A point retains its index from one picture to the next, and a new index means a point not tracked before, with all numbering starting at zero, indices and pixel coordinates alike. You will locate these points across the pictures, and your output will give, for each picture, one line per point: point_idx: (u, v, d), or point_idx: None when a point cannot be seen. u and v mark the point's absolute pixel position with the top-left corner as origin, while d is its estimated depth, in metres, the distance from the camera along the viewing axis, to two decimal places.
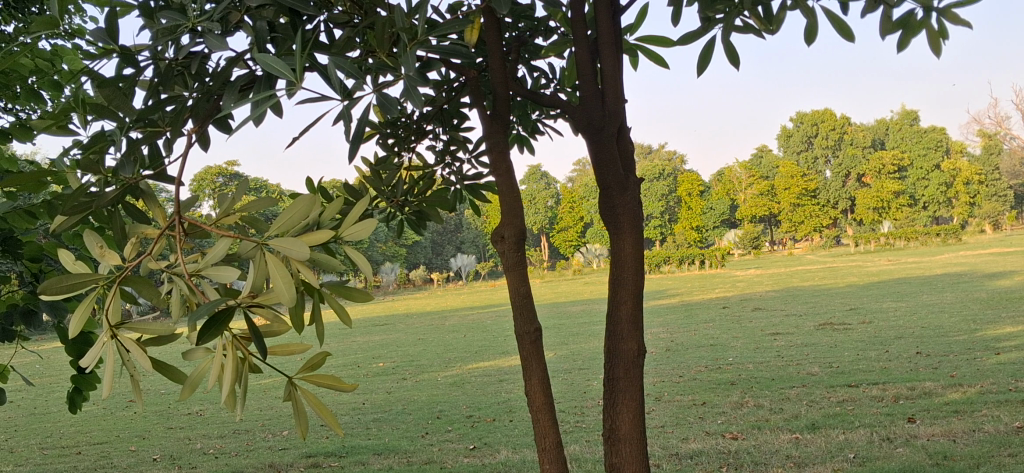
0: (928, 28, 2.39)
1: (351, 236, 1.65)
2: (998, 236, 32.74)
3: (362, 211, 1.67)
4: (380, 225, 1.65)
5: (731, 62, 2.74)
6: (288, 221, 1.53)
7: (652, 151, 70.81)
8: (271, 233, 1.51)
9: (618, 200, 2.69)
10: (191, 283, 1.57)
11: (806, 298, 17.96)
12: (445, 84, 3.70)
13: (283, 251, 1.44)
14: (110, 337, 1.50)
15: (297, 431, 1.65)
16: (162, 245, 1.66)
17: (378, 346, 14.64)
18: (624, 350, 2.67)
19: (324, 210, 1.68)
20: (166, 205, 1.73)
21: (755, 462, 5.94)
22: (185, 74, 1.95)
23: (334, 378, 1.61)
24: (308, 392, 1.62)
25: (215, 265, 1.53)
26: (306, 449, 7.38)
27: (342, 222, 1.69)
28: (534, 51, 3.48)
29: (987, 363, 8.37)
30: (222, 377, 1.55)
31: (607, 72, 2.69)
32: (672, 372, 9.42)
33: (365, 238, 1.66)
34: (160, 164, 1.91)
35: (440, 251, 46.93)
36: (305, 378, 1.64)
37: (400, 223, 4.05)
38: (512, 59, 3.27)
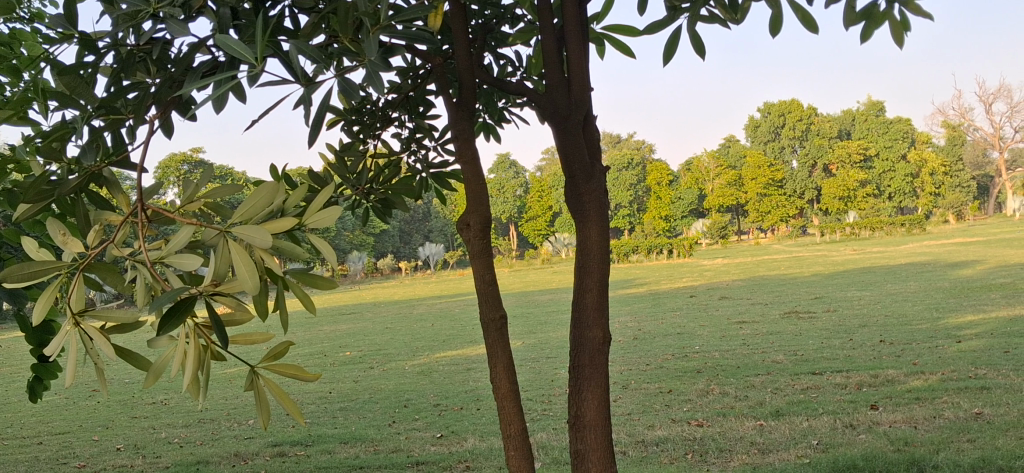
0: (891, 20, 2.55)
1: (315, 222, 1.68)
2: (961, 227, 33.35)
3: (327, 199, 1.70)
4: (343, 213, 1.68)
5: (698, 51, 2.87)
6: (251, 208, 1.54)
7: (621, 141, 71.07)
8: (235, 218, 1.51)
9: (584, 190, 2.71)
10: (156, 269, 1.58)
11: (773, 287, 18.12)
12: (411, 71, 3.68)
13: (246, 239, 1.44)
14: (74, 326, 1.49)
15: (265, 418, 1.71)
16: (128, 231, 1.68)
17: (346, 335, 14.56)
18: (590, 339, 2.69)
19: (288, 199, 1.70)
20: (130, 191, 1.75)
21: (719, 449, 6.01)
22: (147, 61, 1.96)
23: (295, 367, 1.66)
24: (275, 380, 1.66)
25: (176, 253, 1.53)
26: (272, 438, 7.33)
27: (306, 209, 1.72)
28: (501, 39, 3.46)
29: (948, 351, 8.51)
30: (187, 365, 1.59)
31: (571, 57, 2.71)
32: (638, 361, 9.47)
33: (330, 224, 1.67)
34: (123, 151, 1.91)
35: (408, 239, 46.79)
36: (270, 365, 1.68)
37: (366, 211, 4.03)
38: (478, 47, 3.25)
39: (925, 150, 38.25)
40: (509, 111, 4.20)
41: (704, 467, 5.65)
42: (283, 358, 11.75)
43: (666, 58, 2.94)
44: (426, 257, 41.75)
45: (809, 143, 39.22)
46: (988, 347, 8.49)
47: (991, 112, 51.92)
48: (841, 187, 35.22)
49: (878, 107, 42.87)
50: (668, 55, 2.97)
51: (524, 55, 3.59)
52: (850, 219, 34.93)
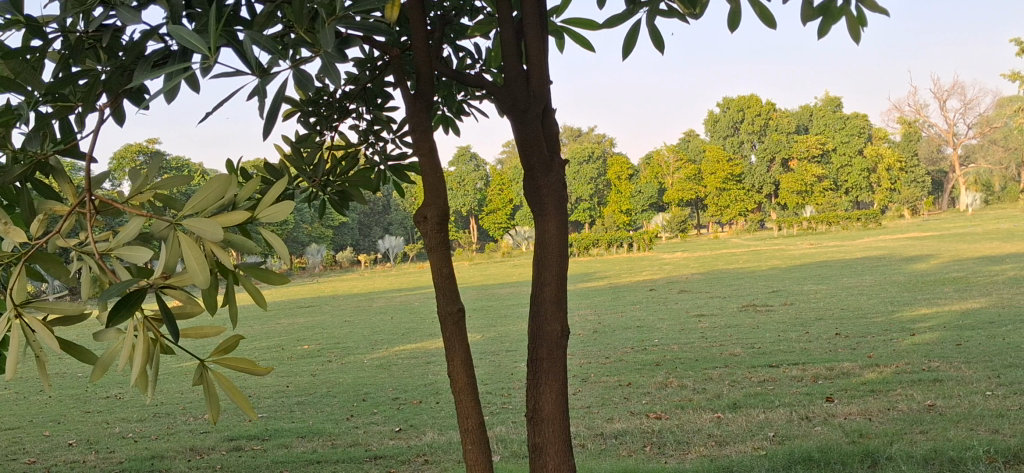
0: (847, 15, 2.65)
1: (269, 216, 1.76)
2: (916, 222, 33.97)
3: (280, 192, 1.78)
4: (295, 207, 1.77)
5: (657, 47, 2.91)
6: (205, 199, 1.62)
7: (581, 134, 71.30)
8: (187, 210, 1.59)
9: (543, 183, 2.97)
10: (107, 259, 1.58)
11: (731, 281, 18.29)
12: (369, 63, 3.67)
13: (196, 232, 1.50)
14: (15, 317, 1.49)
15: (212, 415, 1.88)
16: (74, 219, 1.69)
17: (304, 328, 14.44)
18: (548, 332, 2.97)
19: (241, 190, 1.78)
20: (78, 182, 1.78)
21: (678, 441, 6.06)
22: (97, 48, 2.06)
23: (247, 361, 1.84)
24: (225, 373, 1.85)
25: (126, 245, 1.56)
26: (228, 432, 7.23)
27: (260, 203, 1.80)
28: (460, 31, 3.48)
29: (902, 344, 8.64)
30: (134, 359, 1.63)
31: (530, 53, 2.94)
32: (598, 354, 9.49)
33: (281, 218, 1.77)
34: (70, 140, 1.99)
35: (368, 232, 46.54)
36: (221, 359, 1.87)
37: (322, 206, 4.01)
38: (437, 40, 3.28)
39: (880, 147, 38.89)
40: (469, 104, 4.19)
41: (662, 459, 5.68)
42: (240, 352, 11.63)
43: (625, 51, 2.96)
44: (385, 250, 41.53)
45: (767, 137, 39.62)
46: (941, 340, 8.63)
47: (945, 108, 52.83)
48: (799, 181, 35.63)
49: (835, 103, 43.45)
50: (628, 47, 3.02)
51: (483, 47, 3.62)
52: (807, 214, 35.37)
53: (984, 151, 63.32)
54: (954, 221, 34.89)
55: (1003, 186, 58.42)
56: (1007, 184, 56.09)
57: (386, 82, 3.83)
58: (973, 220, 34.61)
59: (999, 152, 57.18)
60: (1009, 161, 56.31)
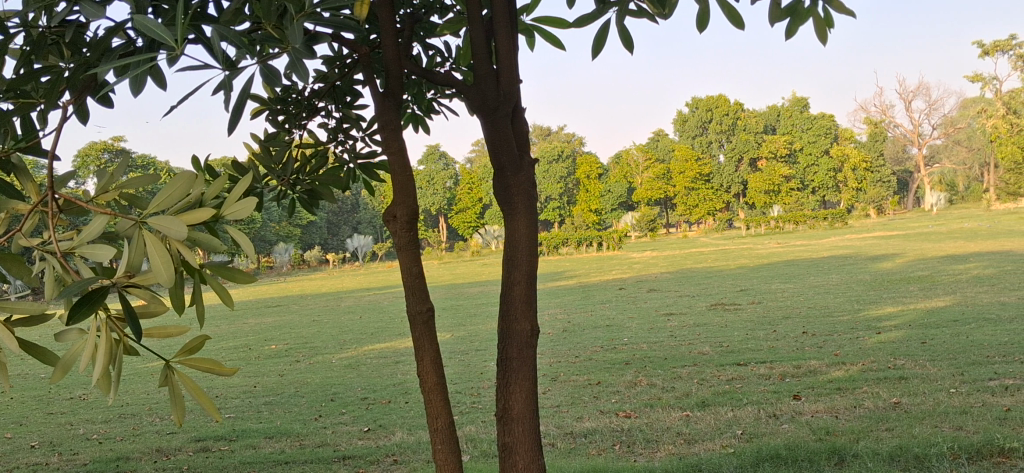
0: (814, 16, 2.67)
1: (233, 213, 1.75)
2: (882, 221, 34.38)
3: (245, 190, 1.77)
4: (260, 206, 1.76)
5: (625, 47, 2.92)
6: (167, 198, 1.60)
7: (551, 133, 71.39)
8: (152, 207, 1.57)
9: (512, 181, 2.97)
10: (71, 258, 1.57)
11: (699, 280, 18.38)
12: (338, 61, 3.64)
13: (160, 228, 1.48)
14: None
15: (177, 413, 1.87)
16: (36, 220, 1.66)
17: (271, 328, 14.33)
18: (517, 331, 2.96)
19: (207, 188, 1.76)
20: (39, 181, 1.76)
21: (647, 440, 6.07)
22: (60, 44, 2.04)
23: (214, 360, 1.83)
24: (189, 374, 1.84)
25: (89, 243, 1.54)
26: (195, 433, 7.17)
27: (225, 200, 1.78)
28: (431, 30, 3.48)
29: (868, 342, 8.72)
30: (97, 357, 1.61)
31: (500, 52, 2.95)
32: (567, 353, 9.50)
33: (245, 217, 1.76)
34: (32, 138, 1.97)
35: (337, 231, 46.37)
36: (183, 358, 1.85)
37: (291, 205, 3.98)
38: (406, 38, 3.28)
39: (847, 147, 39.28)
40: (438, 103, 4.18)
41: (631, 457, 5.70)
42: (207, 351, 11.54)
43: (594, 51, 2.96)
44: (354, 249, 41.34)
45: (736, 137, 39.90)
46: (906, 338, 8.72)
47: (910, 109, 53.44)
48: (766, 181, 35.92)
49: (802, 104, 43.84)
50: (597, 47, 3.03)
51: (453, 46, 3.61)
52: (775, 214, 35.66)
53: (949, 152, 64.14)
54: (919, 220, 35.34)
55: (966, 186, 59.22)
56: (970, 183, 56.86)
57: (355, 80, 3.81)
58: (938, 220, 35.07)
59: (964, 152, 57.93)
60: (973, 161, 57.15)
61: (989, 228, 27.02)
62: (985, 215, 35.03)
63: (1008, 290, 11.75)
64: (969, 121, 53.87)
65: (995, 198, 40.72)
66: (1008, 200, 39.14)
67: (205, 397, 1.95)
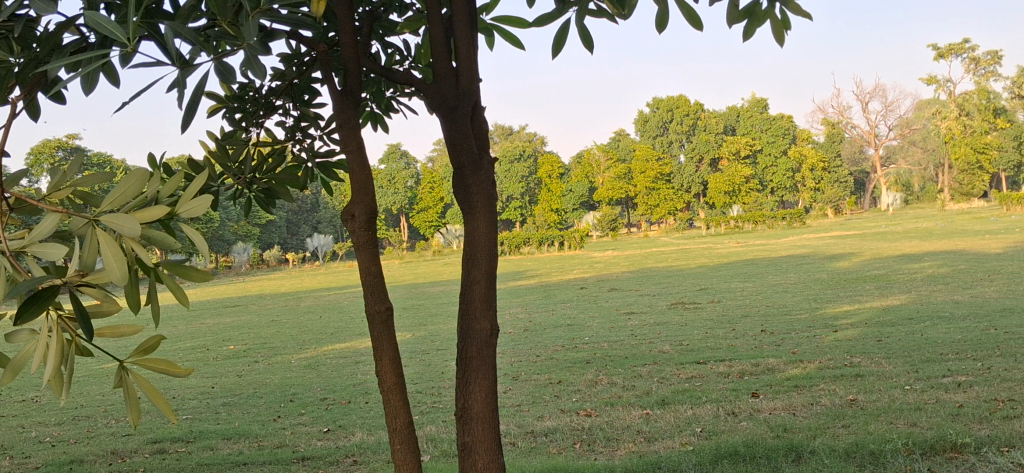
0: (771, 17, 2.70)
1: (186, 211, 1.77)
2: (839, 220, 34.97)
3: (200, 188, 1.79)
4: (214, 204, 1.78)
5: (586, 46, 2.94)
6: (122, 195, 1.59)
7: (513, 132, 71.55)
8: (106, 205, 1.57)
9: (472, 180, 3.03)
10: (24, 257, 1.56)
11: (660, 279, 18.52)
12: (295, 58, 3.63)
13: (114, 227, 1.49)
14: None
15: (133, 416, 1.94)
16: None
17: (229, 328, 14.18)
18: (477, 330, 3.04)
19: (163, 185, 1.78)
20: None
21: (607, 438, 6.10)
22: (9, 40, 2.05)
23: (169, 364, 1.89)
24: (143, 377, 1.90)
25: (40, 242, 1.53)
26: (151, 435, 7.07)
27: (181, 196, 1.80)
28: (389, 28, 3.47)
29: (825, 340, 8.84)
30: (48, 359, 1.61)
31: (459, 50, 3.01)
32: (528, 352, 9.51)
33: (199, 215, 1.78)
34: None
35: (296, 230, 46.05)
36: (139, 360, 1.91)
37: (247, 204, 3.95)
38: (365, 36, 3.28)
39: (804, 148, 39.85)
40: (397, 101, 4.17)
41: (592, 456, 5.71)
42: (164, 352, 11.39)
43: (555, 50, 2.98)
44: (313, 248, 41.05)
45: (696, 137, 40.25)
46: (862, 336, 8.84)
47: (867, 111, 54.23)
48: (727, 182, 36.25)
49: (761, 105, 44.36)
50: (556, 46, 3.05)
51: (411, 44, 3.61)
52: (734, 214, 36.03)
53: (904, 153, 65.28)
54: (875, 220, 35.93)
55: (920, 187, 60.30)
56: (925, 184, 57.86)
57: (313, 78, 3.79)
58: (893, 220, 35.71)
59: (919, 153, 58.93)
60: (926, 162, 58.21)
61: (944, 228, 27.51)
62: (939, 214, 35.69)
63: (962, 288, 11.97)
64: (924, 123, 54.79)
65: (949, 198, 41.48)
66: (962, 201, 39.88)
67: (160, 397, 1.98)
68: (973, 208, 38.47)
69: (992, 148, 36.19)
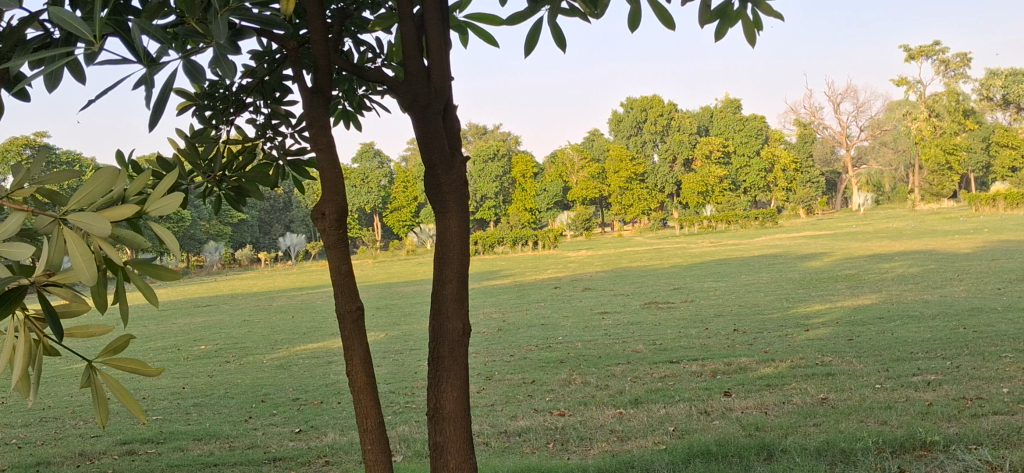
0: (742, 19, 2.71)
1: (156, 210, 1.86)
2: (811, 220, 35.27)
3: (169, 187, 1.88)
4: (185, 201, 1.87)
5: (558, 46, 2.94)
6: (88, 195, 1.66)
7: (487, 131, 71.55)
8: (74, 203, 1.63)
9: (443, 180, 3.12)
10: None
11: (634, 278, 18.59)
12: (267, 55, 3.62)
13: (82, 225, 1.55)
14: None
15: (99, 415, 2.00)
16: None
17: (200, 328, 14.05)
18: (449, 330, 3.14)
19: (131, 185, 1.85)
20: None
21: (580, 438, 6.11)
22: None
23: (138, 363, 1.97)
24: (112, 376, 1.97)
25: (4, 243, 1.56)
26: (120, 436, 6.99)
27: (150, 195, 1.88)
28: (362, 25, 3.48)
29: (797, 339, 8.91)
30: (16, 360, 1.65)
31: (431, 49, 3.08)
32: (502, 352, 9.50)
33: (167, 213, 1.87)
34: None
35: (269, 229, 45.71)
36: (108, 360, 1.97)
37: (216, 202, 3.94)
38: (337, 34, 3.29)
39: (777, 149, 40.14)
40: (369, 100, 4.16)
41: (565, 455, 5.71)
42: (135, 352, 11.25)
43: (527, 49, 3.00)
44: (285, 247, 40.80)
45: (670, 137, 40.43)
46: (834, 335, 8.92)
47: (838, 112, 54.67)
48: (701, 182, 36.41)
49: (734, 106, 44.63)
50: (529, 45, 3.06)
51: (384, 42, 3.62)
52: (708, 213, 36.21)
53: (875, 153, 65.95)
54: (847, 220, 36.29)
55: (891, 187, 60.93)
56: (895, 185, 58.47)
57: (284, 76, 3.77)
58: (864, 220, 36.08)
59: (889, 153, 59.52)
60: (897, 163, 58.82)
61: (914, 228, 27.82)
62: (910, 215, 36.05)
63: (932, 288, 12.10)
64: (894, 123, 55.40)
65: (919, 199, 41.93)
66: (932, 201, 40.29)
67: (130, 398, 2.01)
68: (943, 208, 38.92)
69: (962, 149, 36.59)
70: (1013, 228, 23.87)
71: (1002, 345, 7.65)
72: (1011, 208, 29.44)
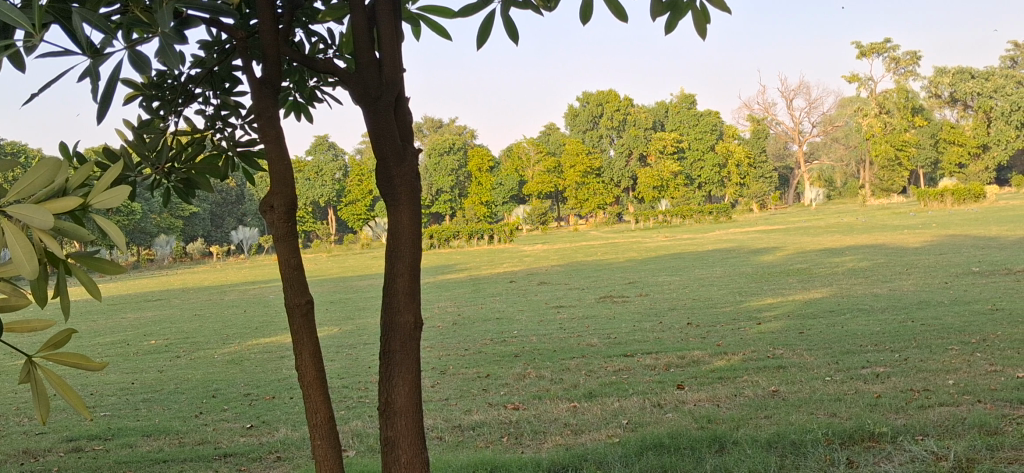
0: (693, 11, 2.73)
1: (100, 202, 1.83)
2: (765, 216, 35.70)
3: (114, 178, 1.86)
4: (130, 195, 1.85)
5: (510, 37, 2.94)
6: (30, 183, 1.69)
7: (442, 124, 71.37)
8: (13, 196, 1.65)
9: (395, 171, 3.10)
10: None
11: (589, 272, 18.67)
12: (216, 45, 3.57)
13: (21, 218, 1.59)
14: None
15: (40, 407, 1.97)
16: None
17: (151, 323, 13.82)
18: (401, 323, 3.13)
19: (75, 174, 1.85)
20: None
21: (534, 431, 6.12)
22: None
23: (80, 358, 1.94)
24: (53, 371, 1.93)
25: None
26: (66, 433, 6.83)
27: (94, 186, 1.87)
28: (313, 16, 3.44)
29: (749, 332, 9.02)
30: None
31: (383, 40, 3.10)
32: (457, 346, 9.48)
33: (113, 204, 1.85)
34: None
35: (220, 223, 45.09)
36: (49, 354, 1.94)
37: (164, 196, 3.85)
38: (287, 24, 3.26)
39: (731, 143, 40.58)
40: (320, 91, 4.11)
41: (519, 449, 5.71)
42: (82, 347, 11.01)
43: (479, 40, 2.99)
44: (238, 241, 40.25)
45: (626, 132, 40.71)
46: (785, 328, 9.06)
47: (790, 107, 55.48)
48: (655, 177, 36.74)
49: (688, 100, 45.10)
50: (482, 37, 3.05)
51: (335, 32, 3.60)
52: (663, 208, 36.46)
53: (826, 148, 67.03)
54: (800, 216, 36.81)
55: (841, 183, 61.97)
56: (846, 180, 59.42)
57: (235, 66, 3.71)
58: (814, 215, 36.63)
59: (839, 148, 60.53)
60: (848, 159, 59.77)
61: (864, 223, 28.37)
62: (860, 210, 36.76)
63: (881, 282, 12.32)
64: (845, 120, 56.29)
65: (869, 194, 42.70)
66: (881, 196, 41.11)
67: (72, 394, 1.96)
68: (892, 203, 39.60)
69: (911, 145, 37.28)
70: (959, 223, 24.46)
71: (947, 337, 7.83)
72: (957, 204, 30.16)
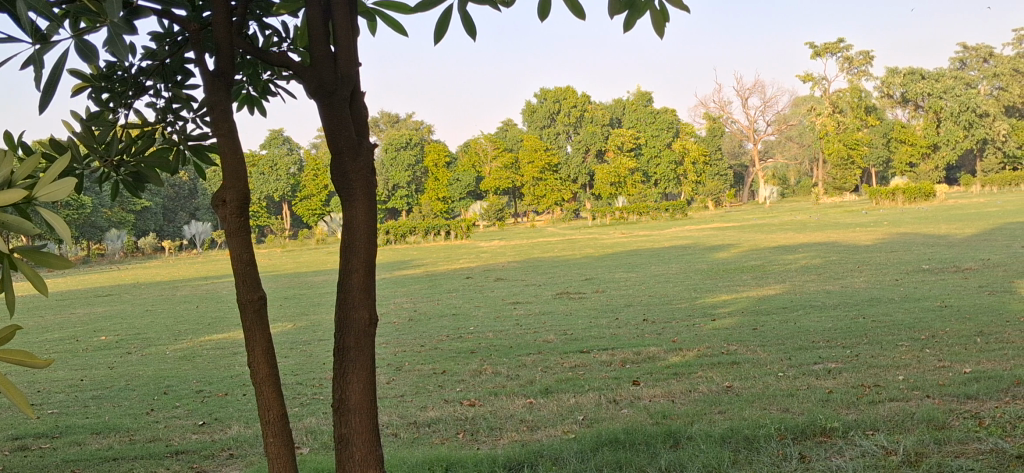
0: (652, 9, 2.72)
1: (45, 195, 1.79)
2: (719, 214, 35.95)
3: (61, 170, 1.81)
4: (76, 188, 1.80)
5: (468, 33, 2.92)
6: None
7: (401, 119, 71.04)
8: None
9: (351, 167, 3.07)
10: None
11: (547, 269, 18.69)
12: (168, 37, 3.51)
13: None
14: None
15: None
16: None
17: (100, 318, 13.57)
18: (355, 320, 3.10)
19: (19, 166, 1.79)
20: None
21: (490, 427, 6.11)
22: None
23: (26, 353, 1.88)
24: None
25: None
26: (14, 432, 6.68)
27: (40, 177, 1.81)
28: (266, 9, 3.37)
29: (704, 328, 9.11)
30: None
31: (339, 34, 3.07)
32: (414, 342, 9.46)
33: (58, 198, 1.80)
34: None
35: (173, 217, 44.47)
36: None
37: (112, 188, 3.76)
38: (240, 16, 3.21)
39: (687, 141, 40.81)
40: (274, 84, 4.05)
41: (475, 445, 5.71)
42: (29, 342, 10.80)
43: (436, 35, 2.96)
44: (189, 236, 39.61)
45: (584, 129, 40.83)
46: (739, 324, 9.14)
47: (746, 107, 55.98)
48: (612, 174, 36.82)
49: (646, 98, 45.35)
50: (439, 32, 3.02)
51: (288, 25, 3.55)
52: (619, 205, 36.57)
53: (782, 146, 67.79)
54: (754, 213, 37.19)
55: (795, 180, 62.76)
56: (801, 178, 60.16)
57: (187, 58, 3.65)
58: (769, 212, 37.04)
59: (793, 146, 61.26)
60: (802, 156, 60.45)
61: (817, 220, 28.74)
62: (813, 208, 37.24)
63: (834, 279, 12.51)
64: (799, 120, 56.94)
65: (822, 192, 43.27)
66: (833, 195, 41.74)
67: (15, 391, 1.90)
68: (845, 202, 40.17)
69: (864, 145, 37.81)
70: (911, 221, 24.86)
71: (898, 333, 7.96)
72: (907, 202, 30.71)
